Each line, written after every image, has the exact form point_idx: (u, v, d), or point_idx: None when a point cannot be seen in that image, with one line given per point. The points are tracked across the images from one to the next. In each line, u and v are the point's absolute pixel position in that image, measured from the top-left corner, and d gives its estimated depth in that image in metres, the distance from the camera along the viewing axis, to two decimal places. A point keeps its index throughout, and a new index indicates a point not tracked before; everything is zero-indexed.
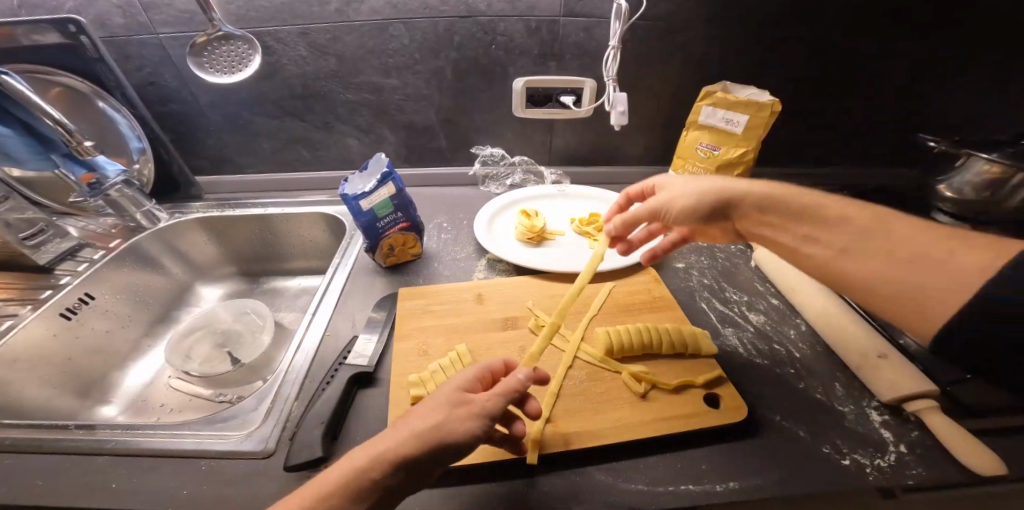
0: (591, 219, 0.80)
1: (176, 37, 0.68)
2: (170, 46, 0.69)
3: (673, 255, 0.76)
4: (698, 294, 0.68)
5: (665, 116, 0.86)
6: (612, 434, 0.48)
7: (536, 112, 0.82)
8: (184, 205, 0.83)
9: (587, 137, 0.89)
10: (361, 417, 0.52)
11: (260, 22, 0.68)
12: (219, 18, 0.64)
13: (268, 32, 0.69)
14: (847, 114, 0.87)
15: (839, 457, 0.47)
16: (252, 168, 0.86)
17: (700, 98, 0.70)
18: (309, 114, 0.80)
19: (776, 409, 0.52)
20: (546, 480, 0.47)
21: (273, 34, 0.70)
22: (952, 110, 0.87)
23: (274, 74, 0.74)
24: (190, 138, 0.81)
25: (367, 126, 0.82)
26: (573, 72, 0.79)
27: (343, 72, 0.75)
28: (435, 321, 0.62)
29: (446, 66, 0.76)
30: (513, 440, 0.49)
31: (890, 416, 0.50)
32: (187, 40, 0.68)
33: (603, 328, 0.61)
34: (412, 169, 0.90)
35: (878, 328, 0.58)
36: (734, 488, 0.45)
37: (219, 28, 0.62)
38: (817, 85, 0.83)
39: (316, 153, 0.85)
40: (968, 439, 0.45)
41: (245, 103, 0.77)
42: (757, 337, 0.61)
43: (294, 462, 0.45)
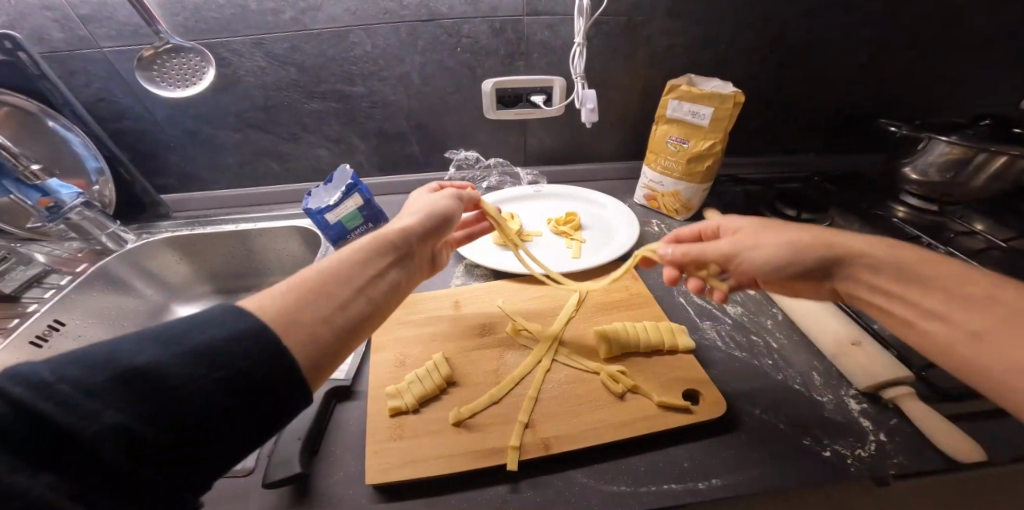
0: (567, 217, 0.80)
1: (121, 50, 0.66)
2: (116, 60, 0.67)
3: (651, 249, 0.76)
4: (676, 289, 0.68)
5: (636, 112, 0.86)
6: (592, 437, 0.48)
7: (508, 114, 0.80)
8: (152, 224, 0.80)
9: (560, 135, 0.88)
10: (341, 433, 0.51)
11: (211, 33, 0.66)
12: (166, 29, 0.62)
13: (220, 43, 0.67)
14: (817, 101, 0.88)
15: (821, 448, 0.48)
16: (221, 184, 0.84)
17: (666, 92, 0.70)
18: (274, 125, 0.78)
19: (757, 402, 0.53)
20: (532, 486, 0.46)
21: (227, 45, 0.68)
22: (914, 95, 0.89)
23: (231, 86, 0.72)
24: (148, 154, 0.78)
25: (337, 135, 0.81)
26: (541, 71, 0.78)
27: (305, 81, 0.73)
28: (413, 331, 0.61)
29: (412, 71, 0.75)
30: (494, 448, 0.47)
31: (867, 404, 0.51)
32: (135, 54, 0.66)
33: (597, 327, 0.60)
34: (385, 176, 0.88)
35: (852, 315, 0.59)
36: (720, 484, 0.45)
37: (166, 41, 0.60)
38: (782, 74, 0.83)
39: (285, 165, 0.83)
40: (943, 424, 0.46)
41: (204, 116, 0.75)
42: (736, 329, 0.61)
43: (272, 479, 0.43)
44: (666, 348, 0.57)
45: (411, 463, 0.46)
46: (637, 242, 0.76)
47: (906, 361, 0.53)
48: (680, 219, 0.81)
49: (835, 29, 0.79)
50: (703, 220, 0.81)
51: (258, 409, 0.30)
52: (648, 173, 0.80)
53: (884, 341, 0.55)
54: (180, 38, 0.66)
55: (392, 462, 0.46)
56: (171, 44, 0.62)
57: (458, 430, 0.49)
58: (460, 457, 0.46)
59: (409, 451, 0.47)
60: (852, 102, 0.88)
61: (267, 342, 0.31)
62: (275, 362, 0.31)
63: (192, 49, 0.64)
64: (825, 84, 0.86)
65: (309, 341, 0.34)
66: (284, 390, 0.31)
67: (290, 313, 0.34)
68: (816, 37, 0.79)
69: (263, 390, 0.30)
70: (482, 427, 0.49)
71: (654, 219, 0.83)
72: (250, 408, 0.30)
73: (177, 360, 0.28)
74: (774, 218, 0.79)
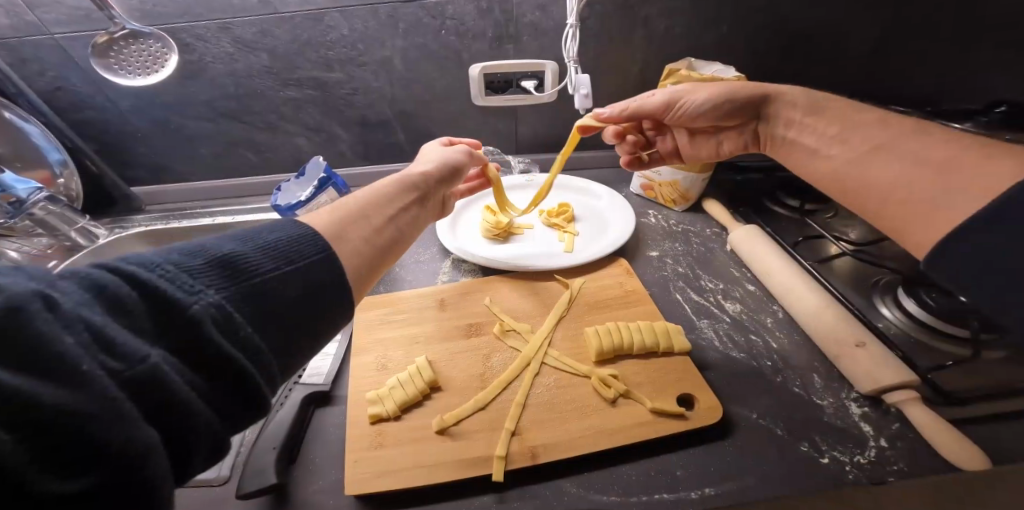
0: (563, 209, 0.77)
1: (75, 37, 0.62)
2: (71, 48, 0.63)
3: (647, 242, 0.73)
4: (672, 285, 0.65)
5: (631, 99, 0.82)
6: (581, 445, 0.46)
7: (496, 101, 0.77)
8: (125, 218, 0.77)
9: (552, 123, 0.84)
10: (318, 440, 0.49)
11: (173, 17, 0.62)
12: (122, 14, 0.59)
13: (183, 28, 0.63)
14: (824, 85, 0.83)
15: (818, 455, 0.45)
16: (196, 176, 0.81)
17: (664, 77, 0.66)
18: (248, 114, 0.74)
19: (753, 406, 0.50)
20: (515, 497, 0.44)
21: (190, 30, 0.64)
22: (926, 80, 0.84)
23: (197, 73, 0.68)
24: (115, 145, 0.75)
25: (316, 124, 0.77)
26: (531, 54, 0.74)
27: (279, 68, 0.69)
28: (394, 331, 0.58)
29: (394, 56, 0.71)
30: (479, 457, 0.45)
31: (869, 408, 0.49)
32: (89, 40, 0.62)
33: (589, 327, 0.58)
34: (370, 166, 0.84)
35: (856, 313, 0.56)
36: (711, 494, 0.43)
37: (122, 26, 0.58)
38: (785, 57, 0.79)
39: (263, 156, 0.79)
40: (949, 430, 0.44)
41: (172, 106, 0.71)
42: (734, 328, 0.59)
43: (245, 491, 0.41)
44: (661, 351, 0.55)
45: (390, 474, 0.44)
46: (633, 234, 0.73)
47: (911, 363, 0.50)
48: (678, 209, 0.78)
49: (843, 8, 0.74)
50: (702, 211, 0.78)
51: (294, 338, 0.32)
52: None
53: (890, 341, 0.53)
54: (139, 23, 0.62)
55: (371, 472, 0.44)
56: (128, 30, 0.59)
57: (441, 438, 0.47)
58: (442, 467, 0.44)
59: (388, 461, 0.45)
60: (860, 86, 0.84)
61: (302, 275, 0.33)
62: (310, 289, 0.33)
63: (151, 35, 0.60)
64: (833, 67, 0.81)
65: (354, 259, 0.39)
66: (318, 321, 0.33)
67: (333, 233, 0.38)
68: (822, 17, 0.75)
69: (300, 321, 0.32)
70: (466, 435, 0.47)
71: (650, 209, 0.79)
72: (287, 338, 0.31)
73: (214, 291, 0.28)
74: (775, 209, 0.76)
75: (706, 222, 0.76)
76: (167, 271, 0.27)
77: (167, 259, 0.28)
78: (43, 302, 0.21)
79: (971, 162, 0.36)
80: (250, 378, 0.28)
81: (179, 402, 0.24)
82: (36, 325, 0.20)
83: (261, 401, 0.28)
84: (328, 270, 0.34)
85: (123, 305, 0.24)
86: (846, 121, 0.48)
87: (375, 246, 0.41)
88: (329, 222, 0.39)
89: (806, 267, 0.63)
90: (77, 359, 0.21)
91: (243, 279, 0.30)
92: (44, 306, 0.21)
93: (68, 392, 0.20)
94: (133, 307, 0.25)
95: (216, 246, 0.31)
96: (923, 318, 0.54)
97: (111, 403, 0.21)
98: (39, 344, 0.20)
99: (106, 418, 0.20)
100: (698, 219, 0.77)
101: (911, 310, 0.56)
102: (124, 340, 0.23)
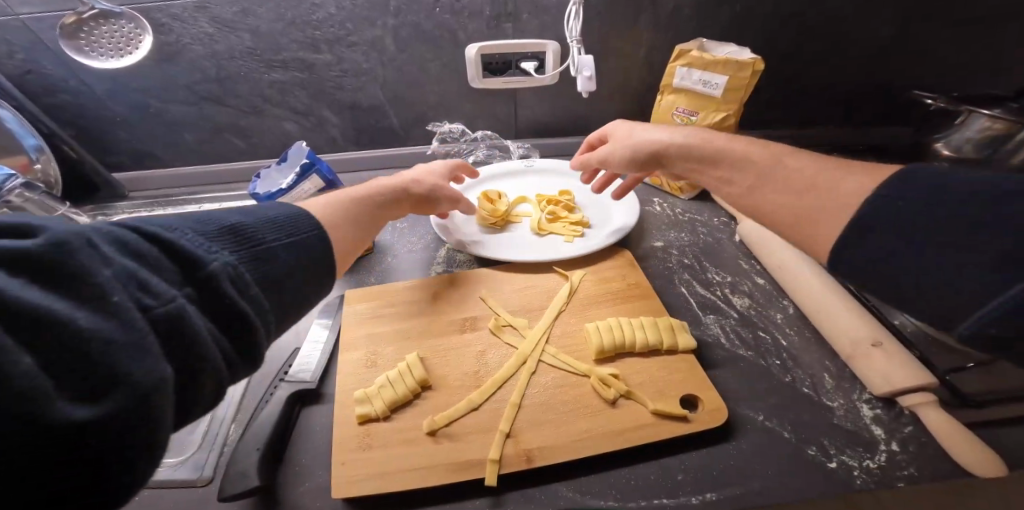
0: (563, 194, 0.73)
1: (42, 17, 0.59)
2: (39, 29, 0.60)
3: (651, 232, 0.70)
4: (677, 277, 0.62)
5: (636, 81, 0.77)
6: (578, 449, 0.44)
7: (494, 83, 0.73)
8: (109, 205, 0.75)
9: (552, 106, 0.80)
10: (305, 439, 0.47)
11: None
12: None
13: (158, 7, 0.60)
14: (843, 68, 0.78)
15: (826, 459, 0.43)
16: (182, 162, 0.78)
17: (673, 59, 0.61)
18: (232, 98, 0.71)
19: (759, 407, 0.48)
20: (506, 500, 0.42)
21: (165, 10, 0.61)
22: (951, 62, 0.79)
23: (176, 55, 0.65)
24: (94, 130, 0.72)
25: (305, 108, 0.74)
26: (530, 33, 0.70)
27: (263, 49, 0.66)
28: (385, 326, 0.56)
29: (384, 35, 0.67)
30: (470, 460, 0.43)
31: (882, 410, 0.47)
32: (57, 21, 0.59)
33: (589, 323, 0.55)
34: (363, 151, 0.81)
35: (872, 309, 0.53)
36: (712, 500, 0.41)
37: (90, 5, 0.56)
38: (800, 35, 0.74)
39: (250, 141, 0.76)
40: (966, 436, 0.41)
41: (153, 89, 0.68)
42: (741, 325, 0.56)
43: (228, 494, 0.40)
44: (665, 349, 0.52)
45: (378, 476, 0.42)
46: (636, 224, 0.70)
47: (929, 364, 0.48)
48: (684, 197, 0.75)
49: None
50: (708, 200, 0.75)
51: (290, 307, 0.34)
52: None
53: (907, 340, 0.50)
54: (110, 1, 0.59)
55: (357, 475, 0.42)
56: (97, 9, 0.57)
57: (432, 440, 0.45)
58: (431, 470, 0.43)
59: (376, 464, 0.43)
60: (882, 69, 0.79)
61: (299, 245, 0.37)
62: (303, 261, 0.36)
63: (121, 15, 0.58)
64: (852, 48, 0.76)
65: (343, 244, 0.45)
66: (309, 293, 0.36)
67: (328, 218, 0.45)
68: None
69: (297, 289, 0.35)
70: (457, 437, 0.45)
71: (655, 197, 0.76)
72: (286, 300, 0.34)
73: (227, 255, 0.30)
74: None
75: (714, 211, 0.72)
76: (184, 234, 0.29)
77: (184, 225, 0.30)
78: (85, 241, 0.23)
79: (833, 192, 0.36)
80: (255, 331, 0.30)
81: (195, 345, 0.25)
82: (83, 256, 0.22)
83: (259, 355, 0.30)
84: (320, 246, 0.39)
85: (147, 255, 0.26)
86: (724, 159, 0.48)
87: (359, 231, 0.48)
88: (326, 207, 0.46)
89: None
90: (111, 289, 0.22)
91: (251, 246, 0.32)
92: (86, 244, 0.23)
93: (109, 322, 0.21)
94: (154, 258, 0.26)
95: (223, 216, 0.33)
96: None
97: (140, 332, 0.22)
98: (78, 274, 0.21)
99: (132, 346, 0.22)
100: (705, 208, 0.73)
101: None
102: (154, 281, 0.25)
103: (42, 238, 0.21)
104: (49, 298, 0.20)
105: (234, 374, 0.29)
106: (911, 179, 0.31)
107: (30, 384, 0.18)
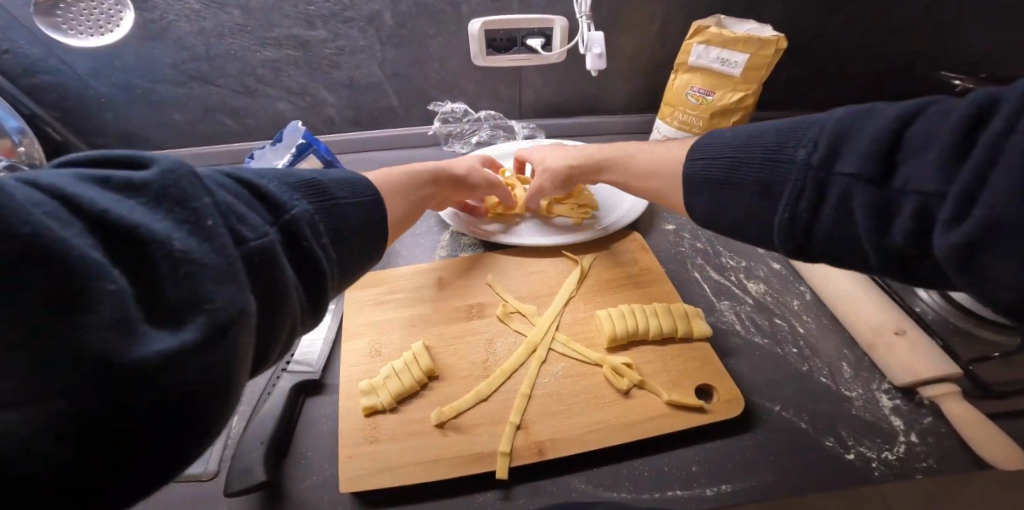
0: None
1: None
2: (12, 4, 0.56)
3: (662, 215, 0.67)
4: (690, 262, 0.61)
5: (646, 59, 0.74)
6: (590, 441, 0.43)
7: (499, 61, 0.70)
8: None
9: (559, 85, 0.76)
10: (308, 431, 0.45)
11: None
12: None
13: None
14: (861, 47, 0.75)
15: (844, 451, 0.42)
16: (172, 144, 0.74)
17: (691, 35, 0.58)
18: (223, 77, 0.67)
19: (776, 397, 0.47)
20: (517, 493, 0.41)
21: None
22: (975, 41, 0.75)
23: (160, 33, 0.62)
24: (77, 112, 0.68)
25: (300, 87, 0.70)
26: (537, 9, 0.66)
27: (254, 25, 0.63)
28: (389, 314, 0.54)
29: (383, 10, 0.64)
30: (480, 452, 0.42)
31: (901, 400, 0.45)
32: None
33: (602, 310, 0.53)
34: (362, 131, 0.78)
35: (893, 295, 0.52)
36: (728, 492, 0.40)
37: None
38: (818, 12, 0.70)
39: (243, 122, 0.73)
40: (987, 429, 0.40)
41: (138, 68, 0.65)
42: (757, 311, 0.54)
43: (232, 489, 0.38)
44: (681, 336, 0.50)
45: (386, 469, 0.41)
46: (646, 207, 0.68)
47: (951, 353, 0.46)
48: None
49: None
50: None
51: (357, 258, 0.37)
52: (659, 129, 0.67)
53: (929, 328, 0.48)
54: None
55: (364, 468, 0.41)
56: None
57: (440, 432, 0.44)
58: (440, 463, 0.41)
59: (384, 456, 0.42)
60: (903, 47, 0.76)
61: (342, 211, 0.36)
62: (373, 223, 0.39)
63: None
64: (874, 25, 0.72)
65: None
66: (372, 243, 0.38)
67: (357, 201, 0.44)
68: None
69: (370, 239, 0.38)
70: (467, 428, 0.44)
71: None
72: (345, 260, 0.35)
73: (304, 202, 0.32)
74: None
75: None
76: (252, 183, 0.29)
77: (274, 175, 0.32)
78: (190, 174, 0.24)
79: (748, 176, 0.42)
80: (315, 285, 0.30)
81: (281, 293, 0.26)
82: (173, 191, 0.22)
83: (326, 309, 0.32)
84: (381, 211, 0.40)
85: (240, 199, 0.27)
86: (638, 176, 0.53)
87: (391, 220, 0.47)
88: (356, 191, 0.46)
89: None
90: (203, 210, 0.23)
91: (327, 198, 0.35)
92: (191, 178, 0.24)
93: (203, 254, 0.21)
94: (240, 199, 0.27)
95: (296, 172, 0.34)
96: (965, 304, 0.50)
97: (229, 266, 0.22)
98: (186, 194, 0.22)
99: (217, 279, 0.21)
100: None
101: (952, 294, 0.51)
102: (240, 221, 0.25)
103: (153, 167, 0.22)
104: (152, 220, 0.21)
105: (306, 322, 0.30)
106: (707, 148, 0.42)
107: (116, 314, 0.18)
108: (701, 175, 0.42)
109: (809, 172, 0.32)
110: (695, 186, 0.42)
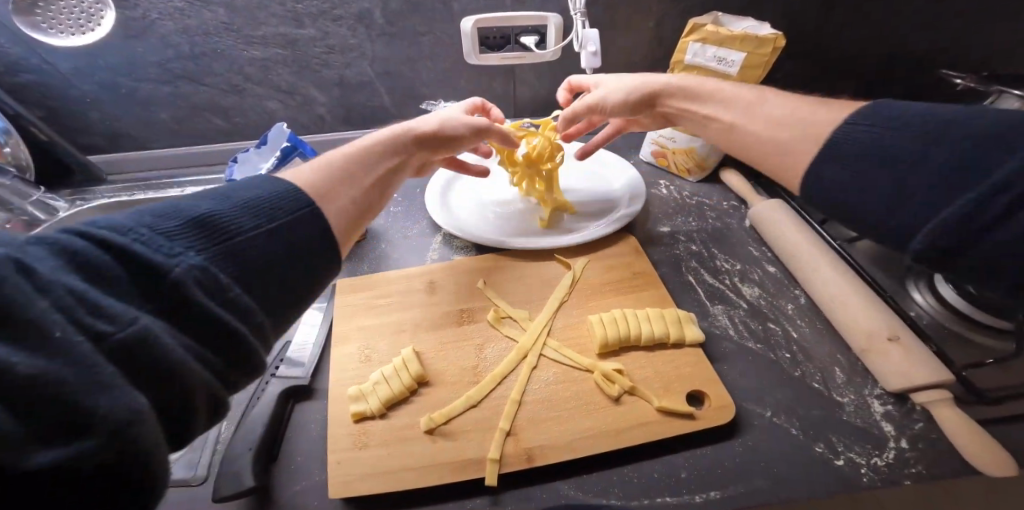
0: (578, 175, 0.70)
1: None
2: None
3: (657, 217, 0.67)
4: (684, 265, 0.60)
5: (642, 57, 0.73)
6: (579, 447, 0.42)
7: (492, 59, 0.68)
8: (88, 189, 0.71)
9: (554, 84, 0.75)
10: (297, 437, 0.45)
11: None
12: None
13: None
14: (860, 44, 0.74)
15: (834, 457, 0.42)
16: (161, 143, 0.74)
17: (686, 33, 0.57)
18: (210, 76, 0.66)
19: (767, 402, 0.47)
20: (505, 500, 0.41)
21: None
22: (977, 39, 0.74)
23: (145, 31, 0.61)
24: (63, 112, 0.67)
25: (289, 86, 0.69)
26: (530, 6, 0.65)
27: (240, 23, 0.62)
28: (379, 318, 0.54)
29: (372, 7, 0.62)
30: (468, 458, 0.42)
31: (892, 406, 0.45)
32: None
33: (595, 314, 0.53)
34: (354, 131, 0.77)
35: (887, 299, 0.51)
36: (717, 498, 0.40)
37: None
38: (817, 8, 0.69)
39: (232, 122, 0.72)
40: (978, 434, 0.40)
41: (123, 68, 0.64)
42: (750, 315, 0.54)
43: (219, 496, 0.38)
44: (671, 342, 0.50)
45: (374, 476, 0.41)
46: (641, 209, 0.67)
47: (945, 358, 0.46)
48: (692, 180, 0.72)
49: None
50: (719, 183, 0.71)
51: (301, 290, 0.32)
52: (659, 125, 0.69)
53: (922, 333, 0.48)
54: None
55: (351, 474, 0.41)
56: None
57: (428, 439, 0.43)
58: (428, 470, 0.41)
59: (372, 462, 0.42)
60: (904, 44, 0.74)
61: (287, 231, 0.32)
62: (303, 251, 0.33)
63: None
64: (874, 22, 0.71)
65: (345, 219, 0.41)
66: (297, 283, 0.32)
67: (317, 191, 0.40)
68: None
69: (297, 269, 0.32)
70: (457, 435, 0.44)
71: (662, 179, 0.72)
72: (276, 297, 0.30)
73: (196, 252, 0.26)
74: None
75: (723, 195, 0.69)
76: (142, 234, 0.24)
77: (141, 222, 0.25)
78: (11, 264, 0.19)
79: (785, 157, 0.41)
80: (240, 344, 0.26)
81: (178, 371, 0.22)
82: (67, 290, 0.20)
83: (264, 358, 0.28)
84: (320, 227, 0.34)
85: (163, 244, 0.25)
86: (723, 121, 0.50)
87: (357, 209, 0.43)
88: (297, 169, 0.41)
89: (833, 246, 0.57)
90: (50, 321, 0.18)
91: (227, 235, 0.28)
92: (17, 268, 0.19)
93: (65, 363, 0.18)
94: (108, 268, 0.22)
95: (193, 205, 0.29)
96: (959, 307, 0.49)
97: (89, 371, 0.18)
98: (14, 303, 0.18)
99: (82, 388, 0.18)
100: (714, 191, 0.70)
101: (947, 297, 0.50)
102: (109, 303, 0.21)
103: None
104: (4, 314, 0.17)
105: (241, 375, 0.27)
106: (875, 115, 0.35)
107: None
108: (850, 143, 0.35)
109: (967, 166, 0.27)
110: (835, 152, 0.36)
